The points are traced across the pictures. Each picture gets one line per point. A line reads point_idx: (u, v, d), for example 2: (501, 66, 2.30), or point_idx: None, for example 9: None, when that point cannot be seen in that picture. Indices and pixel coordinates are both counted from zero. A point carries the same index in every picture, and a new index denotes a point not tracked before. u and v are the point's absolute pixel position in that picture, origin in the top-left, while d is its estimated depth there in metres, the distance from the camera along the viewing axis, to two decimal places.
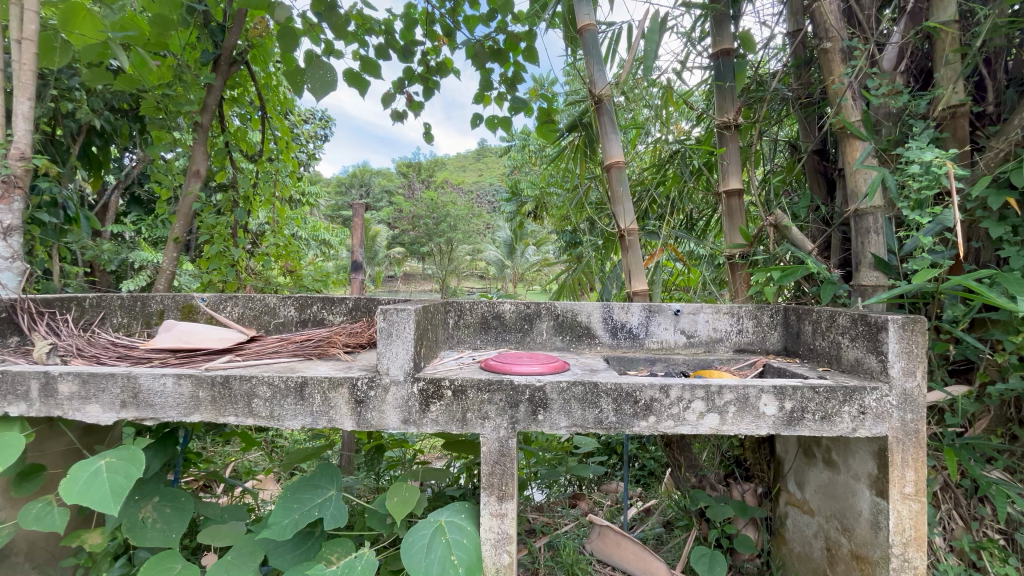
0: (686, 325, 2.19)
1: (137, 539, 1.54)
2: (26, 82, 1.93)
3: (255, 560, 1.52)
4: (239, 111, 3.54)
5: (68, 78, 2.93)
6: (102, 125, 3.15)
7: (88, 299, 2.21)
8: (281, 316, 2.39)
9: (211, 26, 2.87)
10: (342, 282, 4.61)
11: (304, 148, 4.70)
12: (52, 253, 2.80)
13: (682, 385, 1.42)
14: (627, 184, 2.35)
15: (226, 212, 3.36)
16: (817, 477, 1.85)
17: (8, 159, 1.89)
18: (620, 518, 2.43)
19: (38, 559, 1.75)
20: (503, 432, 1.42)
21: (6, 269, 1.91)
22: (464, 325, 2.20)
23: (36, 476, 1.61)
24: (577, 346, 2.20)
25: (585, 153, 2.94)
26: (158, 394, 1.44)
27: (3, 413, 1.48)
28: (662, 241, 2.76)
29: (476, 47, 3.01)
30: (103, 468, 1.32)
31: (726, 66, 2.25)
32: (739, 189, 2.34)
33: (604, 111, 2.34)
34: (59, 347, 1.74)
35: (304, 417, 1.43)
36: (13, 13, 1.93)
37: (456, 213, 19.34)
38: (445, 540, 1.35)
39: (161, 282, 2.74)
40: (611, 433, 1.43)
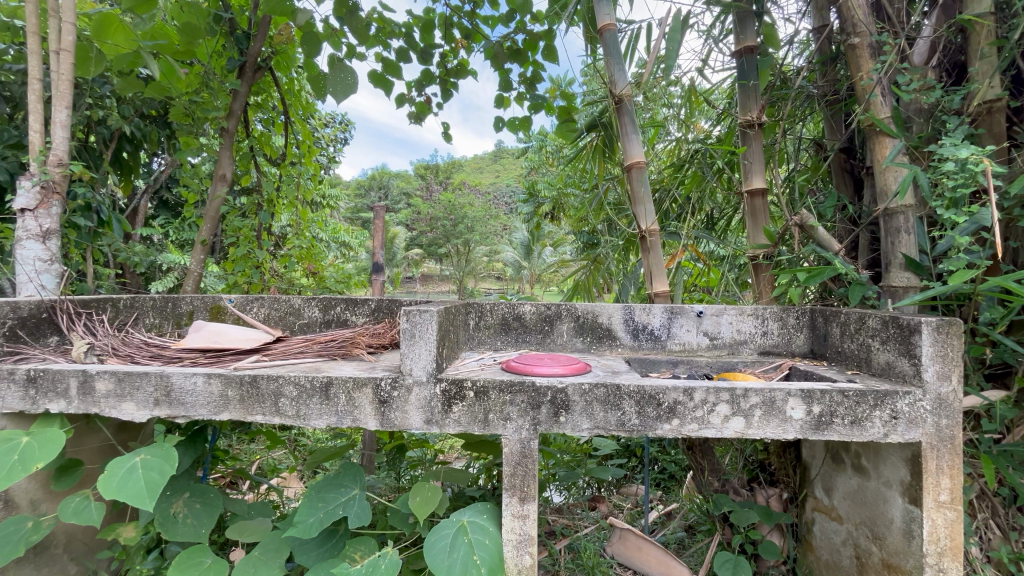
0: (709, 327, 2.17)
1: (168, 534, 1.58)
2: (64, 91, 2.01)
3: (281, 557, 1.54)
4: (264, 116, 3.62)
5: (101, 87, 3.04)
6: (133, 131, 3.25)
7: (123, 300, 2.27)
8: (305, 317, 2.44)
9: (237, 34, 2.95)
10: (362, 284, 4.68)
11: (326, 152, 4.79)
12: (87, 255, 2.90)
13: (707, 388, 1.40)
14: (648, 184, 2.33)
15: (251, 215, 3.44)
16: (846, 482, 1.81)
17: (47, 165, 1.97)
18: (641, 521, 2.40)
19: (76, 550, 1.82)
20: (524, 433, 1.42)
21: (46, 272, 1.97)
22: (485, 326, 2.21)
23: (74, 471, 1.67)
24: (598, 348, 2.19)
25: (604, 153, 2.92)
26: (189, 392, 1.48)
27: (44, 410, 1.54)
28: (683, 242, 2.73)
29: (495, 47, 3.03)
30: (138, 465, 1.36)
31: (750, 64, 2.22)
32: (763, 188, 2.29)
33: (624, 110, 2.33)
34: (96, 346, 1.80)
35: (329, 417, 1.46)
36: (53, 26, 2.02)
37: (473, 214, 19.45)
38: (468, 540, 1.35)
39: (189, 284, 2.82)
40: (634, 436, 1.42)
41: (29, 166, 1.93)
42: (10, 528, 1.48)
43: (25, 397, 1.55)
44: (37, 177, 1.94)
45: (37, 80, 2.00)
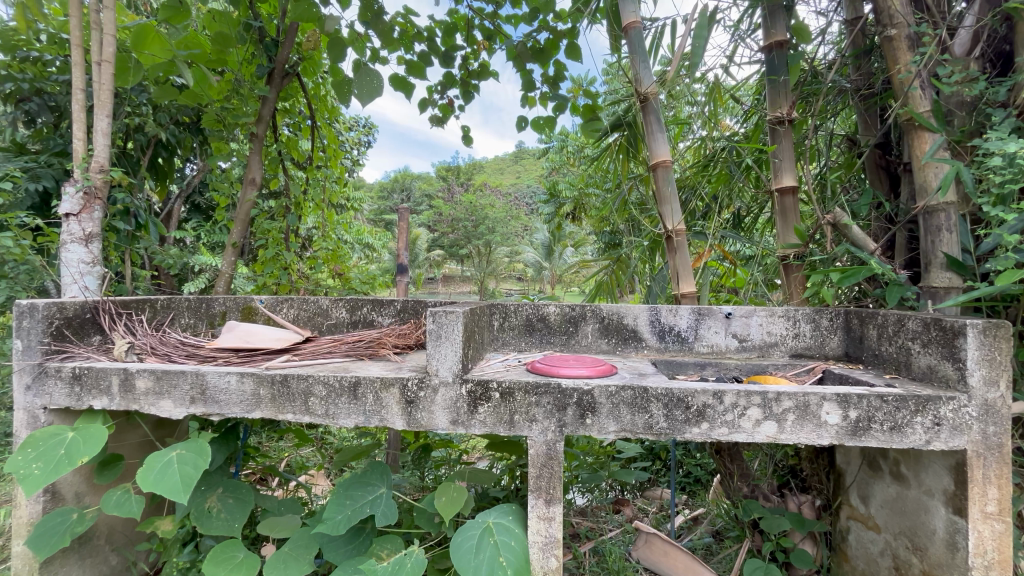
0: (738, 329, 2.12)
1: (203, 528, 1.63)
2: (105, 100, 2.10)
3: (310, 553, 1.57)
4: (291, 121, 3.70)
5: (140, 96, 3.16)
6: (168, 138, 3.37)
7: (160, 301, 2.30)
8: (333, 318, 2.48)
9: (265, 41, 3.02)
10: (386, 285, 4.74)
11: (350, 155, 4.87)
12: (126, 258, 3.03)
13: (737, 391, 1.37)
14: (675, 183, 2.29)
15: (279, 218, 3.53)
16: (884, 490, 1.74)
17: (89, 172, 2.06)
18: (667, 526, 2.37)
19: (116, 541, 1.89)
20: (550, 435, 1.41)
21: (88, 274, 2.06)
22: (509, 327, 2.21)
23: (115, 465, 1.73)
24: (623, 350, 2.16)
25: (629, 152, 2.89)
26: (223, 391, 1.52)
27: (89, 406, 1.61)
28: (709, 241, 2.67)
29: (518, 48, 3.02)
30: (174, 459, 1.41)
31: (779, 60, 2.16)
32: (794, 186, 2.22)
33: (650, 109, 2.30)
34: (135, 346, 1.87)
35: (357, 416, 1.48)
36: (95, 38, 2.11)
37: (495, 215, 19.54)
38: (494, 541, 1.35)
39: (221, 285, 2.90)
40: (662, 439, 1.40)
41: (73, 172, 2.02)
42: (56, 519, 1.55)
43: (71, 393, 1.62)
44: (81, 183, 2.03)
45: (80, 90, 2.09)
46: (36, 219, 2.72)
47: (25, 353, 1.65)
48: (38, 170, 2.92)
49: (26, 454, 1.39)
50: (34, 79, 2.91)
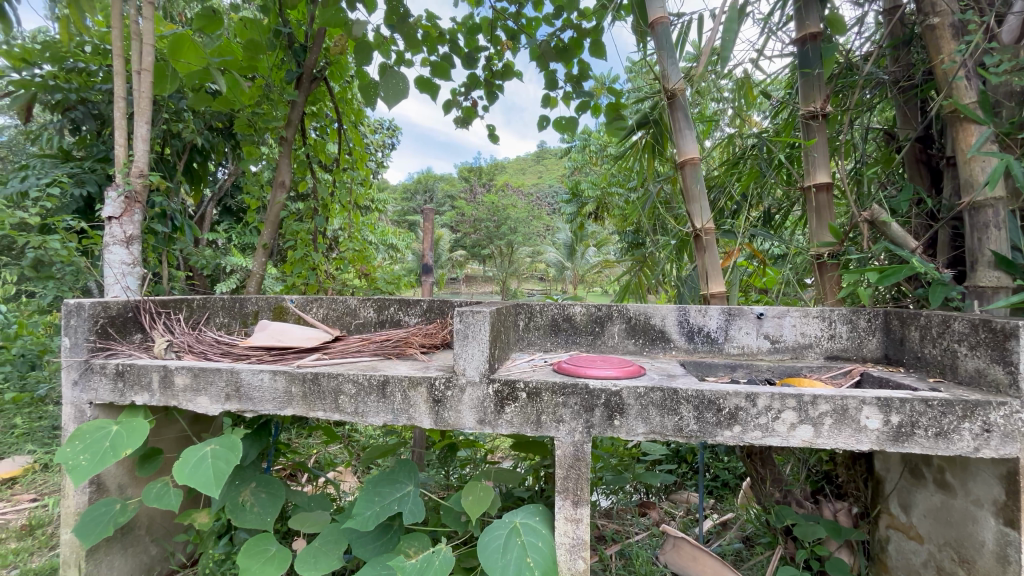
0: (770, 329, 2.06)
1: (237, 521, 1.67)
2: (144, 108, 2.18)
3: (340, 549, 1.60)
4: (319, 124, 3.77)
5: (177, 103, 3.28)
6: (203, 143, 3.49)
7: (196, 301, 2.36)
8: (360, 317, 2.52)
9: (294, 47, 3.09)
10: (410, 285, 4.79)
11: (375, 157, 4.94)
12: (163, 259, 3.14)
13: (771, 394, 1.33)
14: (703, 181, 2.25)
15: (307, 219, 3.61)
16: (927, 499, 1.67)
17: (130, 176, 2.14)
18: (695, 530, 2.32)
19: (156, 532, 1.96)
20: (578, 436, 1.40)
21: (130, 274, 2.14)
22: (534, 327, 2.20)
23: (155, 458, 1.80)
24: (650, 351, 2.13)
25: (655, 149, 2.84)
26: (257, 388, 1.56)
27: (131, 402, 1.67)
28: (739, 240, 2.61)
29: (542, 47, 3.02)
30: (209, 454, 1.45)
31: (813, 52, 2.10)
32: (829, 182, 2.15)
33: (678, 105, 2.25)
34: (174, 344, 1.93)
35: (386, 414, 1.49)
36: (134, 48, 2.20)
37: (516, 215, 19.56)
38: (521, 541, 1.35)
39: (252, 285, 2.98)
40: (692, 442, 1.37)
41: (115, 177, 2.11)
42: (102, 510, 1.61)
43: (115, 388, 1.68)
44: (122, 188, 2.12)
45: (121, 98, 2.18)
46: (81, 223, 2.86)
47: (72, 350, 1.72)
48: (83, 175, 3.08)
49: (74, 446, 1.45)
50: (79, 89, 3.05)
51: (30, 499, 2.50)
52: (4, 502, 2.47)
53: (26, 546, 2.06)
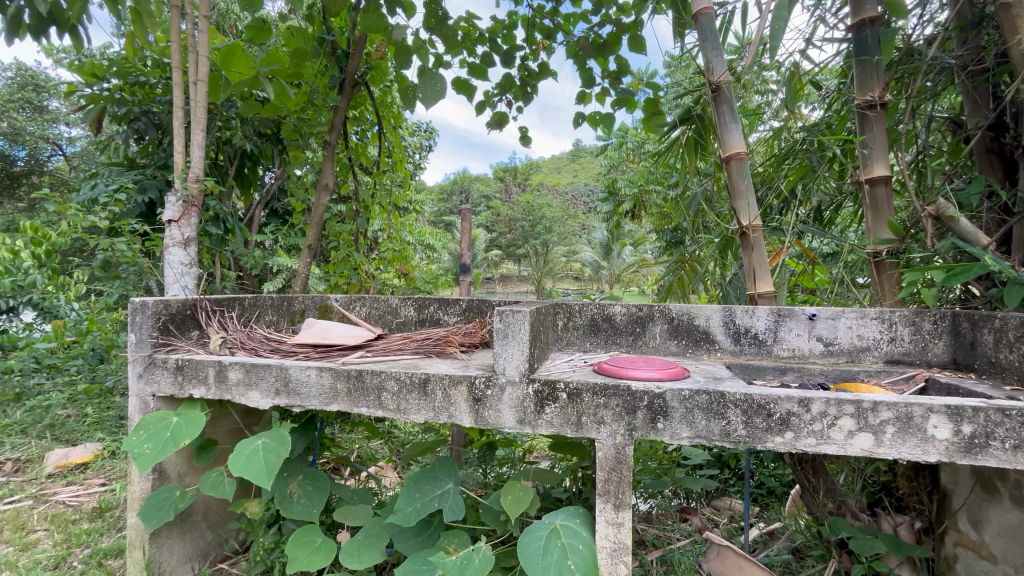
0: (824, 331, 1.96)
1: (285, 512, 1.74)
2: (200, 116, 2.30)
3: (382, 543, 1.64)
4: (360, 128, 3.87)
5: (228, 111, 3.45)
6: (252, 148, 3.66)
7: (247, 300, 2.45)
8: (401, 316, 2.57)
9: (337, 54, 3.18)
10: (448, 284, 4.85)
11: (413, 159, 5.02)
12: (217, 260, 3.31)
13: (827, 399, 1.26)
14: (750, 176, 2.17)
15: (349, 220, 3.72)
16: (1001, 517, 1.56)
17: (187, 182, 2.27)
18: (740, 538, 2.23)
19: (212, 518, 2.07)
20: (620, 439, 1.38)
21: (187, 274, 2.27)
22: (573, 327, 2.18)
23: (211, 449, 1.89)
24: (694, 352, 2.07)
25: (697, 145, 2.76)
26: (304, 384, 1.62)
27: (190, 394, 1.77)
28: (787, 238, 2.49)
29: (579, 43, 2.98)
30: (260, 447, 1.51)
31: (872, 38, 1.98)
32: (887, 175, 2.02)
33: (722, 98, 2.18)
34: (228, 340, 2.03)
35: (426, 412, 1.51)
36: (191, 60, 2.32)
37: (552, 214, 19.50)
38: (561, 543, 1.33)
39: (298, 284, 3.10)
40: (740, 447, 1.32)
41: (174, 182, 2.24)
42: (163, 495, 1.71)
43: (175, 382, 1.78)
44: (180, 193, 2.25)
45: (179, 108, 2.30)
46: (145, 226, 3.05)
47: (137, 345, 1.83)
48: (146, 182, 3.29)
49: (139, 435, 1.54)
50: (142, 101, 3.26)
51: (100, 484, 2.69)
52: (78, 485, 2.66)
53: (97, 527, 2.22)
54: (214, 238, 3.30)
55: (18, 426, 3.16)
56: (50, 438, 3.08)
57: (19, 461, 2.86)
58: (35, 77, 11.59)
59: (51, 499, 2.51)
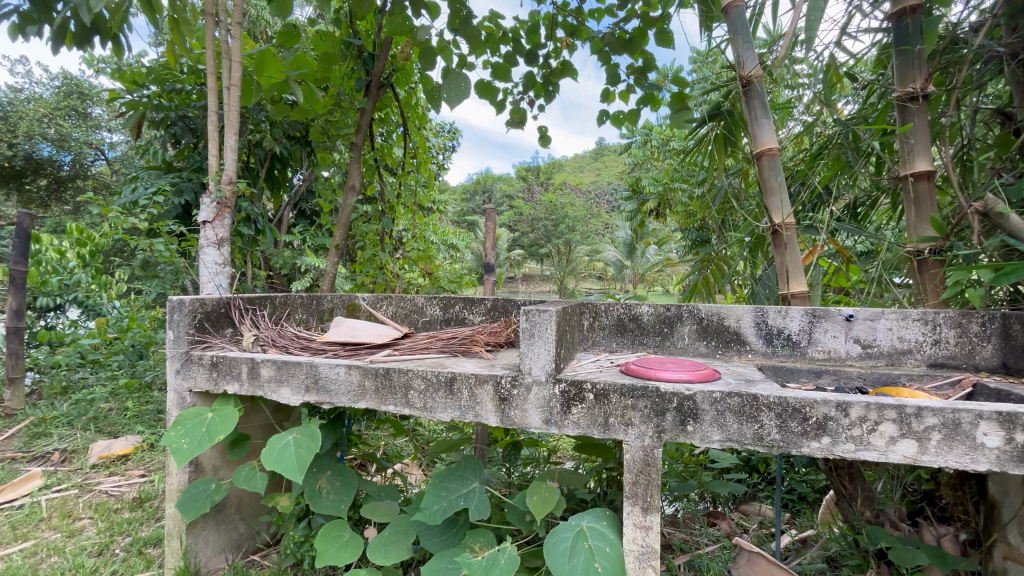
0: (861, 333, 1.89)
1: (315, 506, 1.77)
2: (233, 120, 2.37)
3: (409, 539, 1.66)
4: (385, 129, 3.92)
5: (258, 115, 3.54)
6: (282, 151, 3.76)
7: (278, 298, 2.51)
8: (427, 315, 2.60)
9: (363, 56, 3.22)
10: (472, 283, 4.87)
11: (437, 159, 5.06)
12: (248, 259, 3.41)
13: (867, 403, 1.21)
14: (782, 172, 2.12)
15: (375, 221, 3.79)
16: None
17: (221, 184, 2.34)
18: (771, 545, 2.17)
19: (245, 511, 2.13)
20: (648, 441, 1.35)
21: (220, 274, 2.34)
22: (600, 326, 2.16)
23: (243, 444, 1.94)
24: (724, 354, 2.02)
25: (726, 141, 2.69)
26: (333, 381, 1.65)
27: (224, 390, 1.82)
28: (821, 236, 2.41)
29: (604, 39, 2.95)
30: (292, 442, 1.55)
31: (913, 27, 1.90)
32: (930, 170, 1.94)
33: (754, 93, 2.12)
34: (260, 338, 2.08)
35: (453, 410, 1.52)
36: (224, 66, 2.38)
37: (574, 214, 19.39)
38: (588, 546, 1.32)
39: (326, 284, 3.16)
40: (774, 452, 1.28)
41: (209, 185, 2.31)
42: (199, 488, 1.76)
43: (210, 378, 1.84)
44: (215, 195, 2.32)
45: (213, 112, 2.37)
46: (181, 227, 3.17)
47: (175, 342, 1.90)
48: (182, 185, 3.41)
49: (177, 429, 1.60)
50: (178, 106, 3.37)
51: (139, 475, 2.80)
52: (119, 476, 2.78)
53: (137, 516, 2.31)
54: (246, 238, 3.39)
55: (65, 418, 3.33)
56: (93, 430, 3.23)
57: (66, 452, 3.01)
58: (80, 85, 12.15)
59: (94, 488, 2.63)
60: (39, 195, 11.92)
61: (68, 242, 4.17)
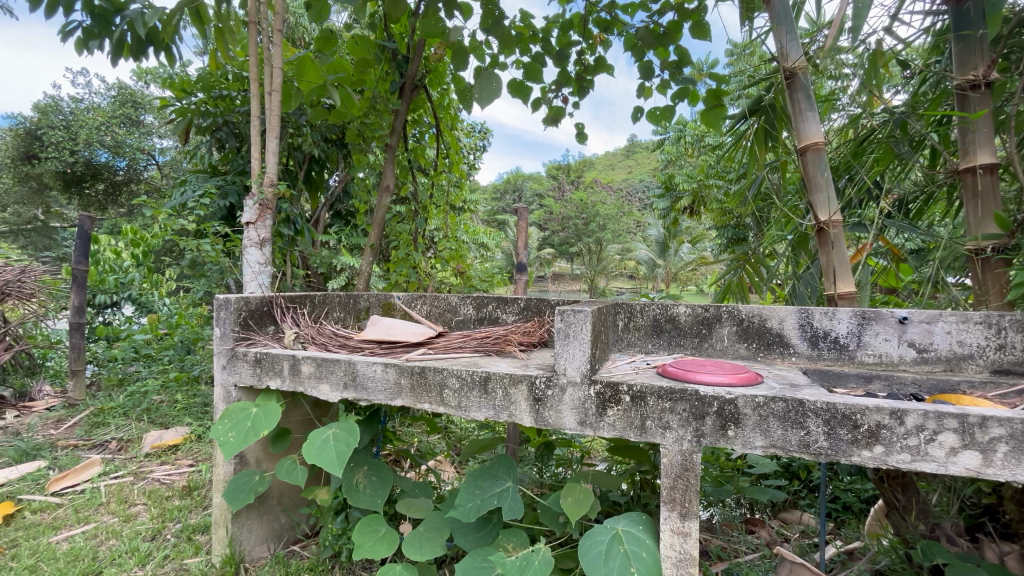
0: (916, 336, 1.79)
1: (352, 500, 1.81)
2: (274, 124, 2.45)
3: (443, 536, 1.67)
4: (418, 130, 3.98)
5: (298, 119, 3.66)
6: (320, 154, 3.87)
7: (317, 297, 2.58)
8: (461, 314, 2.62)
9: (398, 58, 3.28)
10: (504, 283, 4.88)
11: (468, 159, 5.11)
12: (288, 259, 3.53)
13: (925, 411, 1.15)
14: (828, 167, 2.03)
15: (409, 221, 3.85)
16: None
17: (264, 186, 2.42)
18: (814, 556, 2.08)
19: (286, 502, 2.20)
20: (686, 445, 1.32)
21: (262, 274, 2.43)
22: (635, 327, 2.12)
23: (284, 438, 2.01)
24: (766, 356, 1.95)
25: (767, 135, 2.60)
26: (370, 378, 1.68)
27: (267, 385, 1.89)
28: (870, 234, 2.29)
29: (638, 34, 2.90)
30: (331, 437, 1.59)
31: (974, 10, 1.78)
32: (992, 164, 1.82)
33: (798, 85, 2.04)
34: (300, 335, 2.14)
35: (487, 410, 1.53)
36: (266, 72, 2.47)
37: (606, 212, 19.15)
38: (624, 550, 1.30)
39: (361, 282, 3.23)
40: (822, 460, 1.23)
41: (252, 187, 2.40)
42: (244, 479, 1.83)
43: (254, 373, 1.91)
44: (257, 197, 2.41)
45: (256, 117, 2.46)
46: (226, 228, 3.30)
47: (221, 339, 1.98)
48: (227, 188, 3.56)
49: (224, 423, 1.67)
50: (223, 112, 3.52)
51: (188, 464, 2.93)
52: (170, 464, 2.92)
53: (187, 504, 2.43)
54: (285, 238, 3.51)
55: (121, 409, 3.53)
56: (146, 421, 3.41)
57: (122, 440, 3.19)
58: (134, 95, 12.84)
59: (148, 476, 2.78)
60: (98, 198, 12.66)
61: (124, 243, 4.41)
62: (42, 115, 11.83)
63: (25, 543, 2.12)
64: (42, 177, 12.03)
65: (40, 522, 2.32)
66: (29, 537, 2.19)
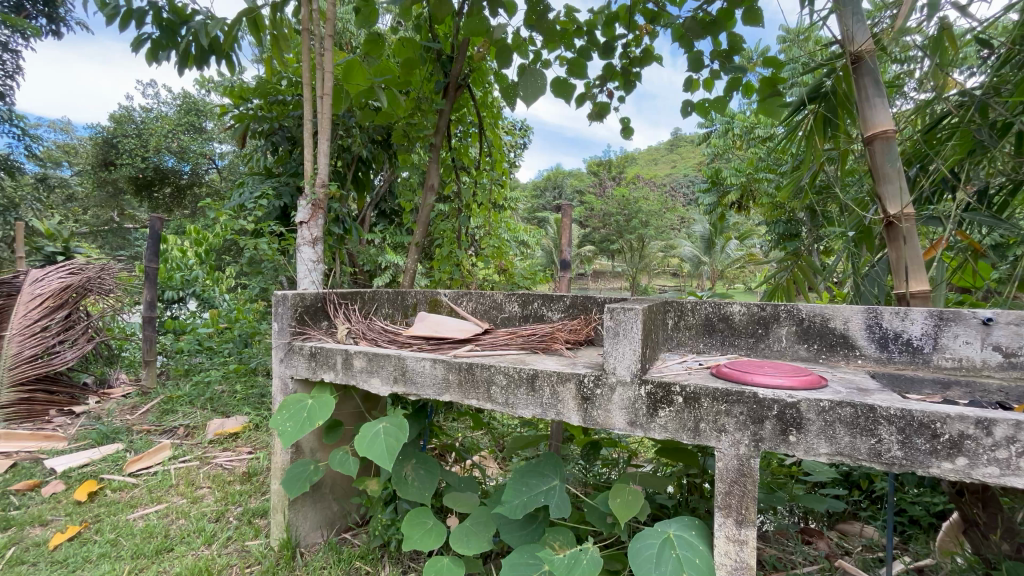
0: (1003, 340, 1.64)
1: (401, 492, 1.85)
2: (325, 126, 2.53)
3: (489, 532, 1.69)
4: (462, 129, 4.02)
5: (347, 121, 3.78)
6: (367, 154, 3.98)
7: (367, 294, 2.65)
8: (506, 312, 2.63)
9: (442, 59, 3.31)
10: (546, 281, 4.86)
11: (511, 157, 5.11)
12: (337, 256, 3.66)
13: (1016, 422, 1.05)
14: (899, 157, 1.89)
15: (452, 219, 3.90)
16: None
17: (316, 186, 2.52)
18: (880, 571, 1.96)
19: (338, 491, 2.28)
20: (743, 450, 1.27)
21: (315, 272, 2.52)
22: (685, 326, 2.05)
23: (337, 430, 2.08)
24: (829, 358, 1.84)
25: (828, 124, 2.45)
26: (419, 374, 1.71)
27: (321, 378, 1.96)
28: (946, 228, 2.11)
29: (686, 24, 2.80)
30: (382, 430, 1.63)
31: None
32: None
33: (864, 70, 1.92)
34: (352, 331, 2.21)
35: (535, 407, 1.53)
36: (318, 76, 2.55)
37: (648, 208, 18.70)
38: (676, 555, 1.27)
39: (408, 280, 3.30)
40: (895, 471, 1.15)
41: (305, 188, 2.50)
42: (300, 468, 1.91)
43: (309, 366, 1.99)
44: (310, 198, 2.50)
45: (309, 120, 2.55)
46: (281, 228, 3.46)
47: (279, 333, 2.07)
48: (282, 189, 3.72)
49: (282, 414, 1.75)
50: (278, 117, 3.68)
51: (247, 451, 3.09)
52: (231, 451, 3.10)
53: (247, 489, 2.56)
54: (335, 237, 3.64)
55: (187, 398, 3.77)
56: (210, 410, 3.63)
57: (189, 427, 3.41)
58: (196, 104, 13.64)
59: (211, 461, 2.96)
60: (165, 200, 13.53)
61: (188, 242, 4.69)
62: (116, 125, 12.78)
63: (107, 519, 2.31)
64: (117, 182, 12.99)
65: (119, 500, 2.51)
66: (110, 513, 2.38)
